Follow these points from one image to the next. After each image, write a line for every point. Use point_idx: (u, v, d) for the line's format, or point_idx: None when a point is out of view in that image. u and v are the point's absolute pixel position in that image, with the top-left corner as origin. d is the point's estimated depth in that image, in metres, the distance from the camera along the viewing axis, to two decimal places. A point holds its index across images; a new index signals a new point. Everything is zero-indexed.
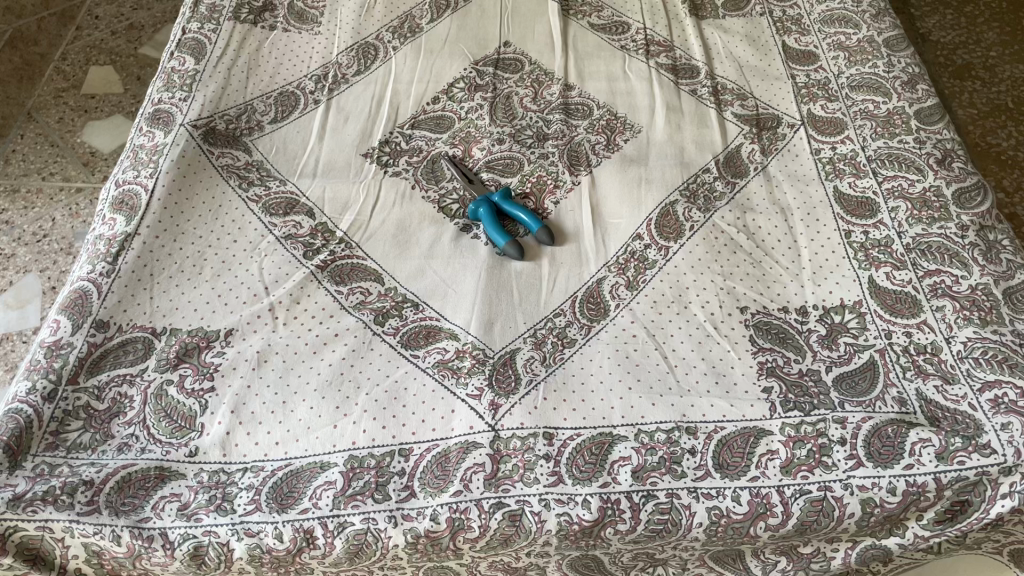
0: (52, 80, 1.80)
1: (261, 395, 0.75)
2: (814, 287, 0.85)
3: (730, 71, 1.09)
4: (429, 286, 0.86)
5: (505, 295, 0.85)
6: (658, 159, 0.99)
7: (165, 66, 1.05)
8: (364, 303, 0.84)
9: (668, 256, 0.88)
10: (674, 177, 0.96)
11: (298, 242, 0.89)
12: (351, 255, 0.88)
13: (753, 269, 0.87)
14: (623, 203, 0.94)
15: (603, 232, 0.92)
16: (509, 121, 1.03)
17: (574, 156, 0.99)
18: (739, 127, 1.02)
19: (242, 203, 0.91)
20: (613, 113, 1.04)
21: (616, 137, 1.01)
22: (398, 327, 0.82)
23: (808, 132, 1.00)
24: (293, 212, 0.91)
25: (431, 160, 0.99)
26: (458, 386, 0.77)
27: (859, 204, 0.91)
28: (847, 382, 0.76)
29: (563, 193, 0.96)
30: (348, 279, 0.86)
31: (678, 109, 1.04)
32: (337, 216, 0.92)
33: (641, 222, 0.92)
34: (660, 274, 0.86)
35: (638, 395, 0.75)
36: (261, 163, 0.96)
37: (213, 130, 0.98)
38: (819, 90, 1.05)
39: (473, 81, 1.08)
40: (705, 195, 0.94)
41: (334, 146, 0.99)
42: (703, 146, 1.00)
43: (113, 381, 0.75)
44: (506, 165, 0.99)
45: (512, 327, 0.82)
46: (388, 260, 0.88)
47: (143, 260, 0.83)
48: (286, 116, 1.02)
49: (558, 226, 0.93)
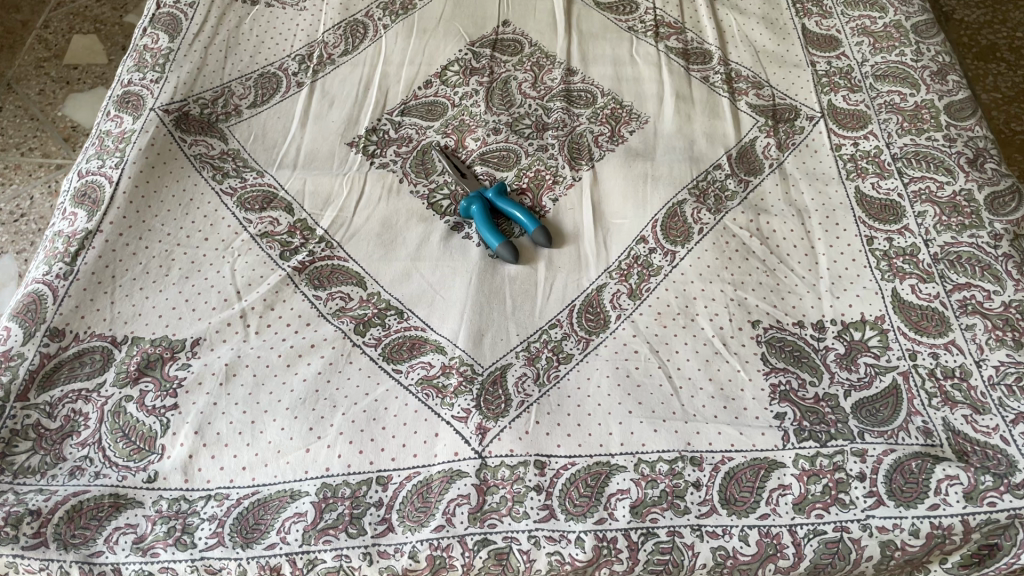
0: (33, 49, 1.72)
1: (228, 413, 0.69)
2: (832, 300, 0.78)
3: (746, 57, 1.01)
4: (415, 291, 0.80)
5: (497, 305, 0.79)
6: (665, 154, 0.92)
7: (137, 44, 0.97)
8: (344, 310, 0.78)
9: (675, 262, 0.81)
10: (683, 174, 0.89)
11: (274, 241, 0.82)
12: (331, 256, 0.82)
13: (766, 279, 0.80)
14: (626, 201, 0.87)
15: (604, 234, 0.85)
16: (506, 109, 0.96)
17: (575, 149, 0.92)
18: (753, 119, 0.95)
19: (215, 196, 0.84)
20: (619, 101, 0.97)
21: (620, 129, 0.94)
22: (380, 338, 0.76)
23: (828, 126, 0.93)
24: (270, 207, 0.85)
25: (421, 151, 0.92)
26: (443, 406, 0.70)
27: (882, 207, 0.85)
28: (867, 409, 0.70)
29: (563, 189, 0.89)
30: (327, 283, 0.80)
31: (688, 98, 0.97)
32: (318, 211, 0.85)
33: (646, 223, 0.85)
34: (665, 282, 0.80)
35: (639, 420, 0.69)
36: (237, 152, 0.89)
37: (186, 115, 0.90)
38: (841, 79, 0.97)
39: (469, 64, 1.00)
40: (716, 194, 0.87)
41: (318, 134, 0.93)
42: (714, 140, 0.93)
43: (66, 397, 0.69)
44: (501, 157, 0.91)
45: (504, 339, 0.76)
46: (371, 262, 0.82)
47: (105, 260, 0.77)
48: (267, 100, 0.95)
49: (556, 226, 0.86)
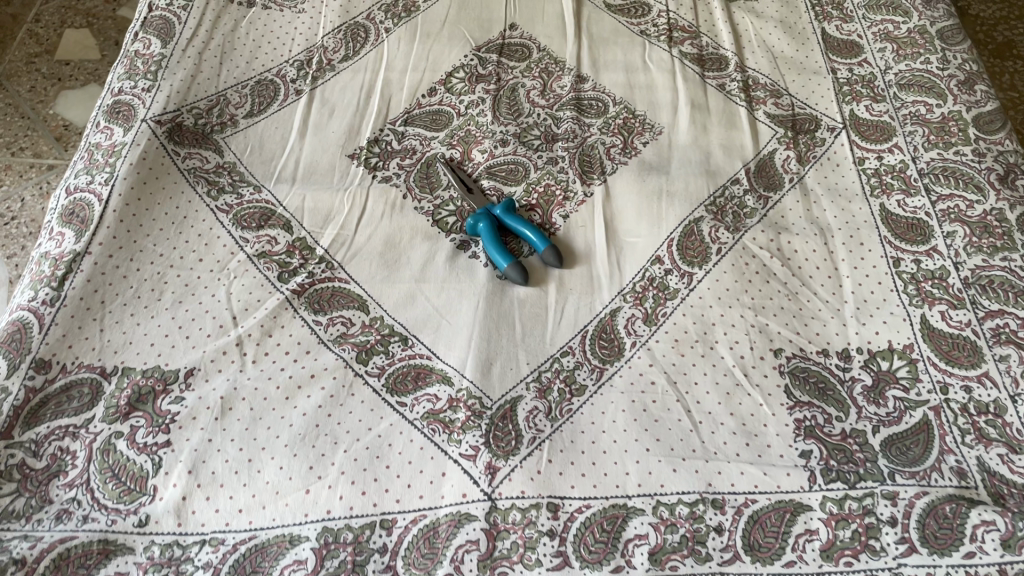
0: (24, 43, 1.67)
1: (224, 451, 0.65)
2: (857, 326, 0.75)
3: (763, 64, 0.97)
4: (420, 316, 0.76)
5: (506, 331, 0.75)
6: (680, 167, 0.88)
7: (128, 50, 0.93)
8: (345, 337, 0.74)
9: (692, 285, 0.78)
10: (699, 189, 0.85)
11: (272, 262, 0.78)
12: (332, 277, 0.78)
13: (788, 303, 0.76)
14: (640, 218, 0.83)
15: (618, 253, 0.81)
16: (513, 118, 0.92)
17: (586, 162, 0.88)
18: (771, 130, 0.91)
19: (210, 214, 0.80)
20: (631, 110, 0.93)
21: (633, 140, 0.90)
22: (384, 367, 0.72)
23: (850, 138, 0.89)
24: (268, 225, 0.81)
25: (426, 164, 0.88)
26: (450, 443, 0.66)
27: (909, 226, 0.81)
28: (897, 447, 0.66)
29: (574, 205, 0.85)
30: (328, 307, 0.76)
31: (703, 107, 0.93)
32: (318, 229, 0.81)
33: (661, 242, 0.81)
34: (682, 307, 0.76)
35: (657, 459, 0.66)
36: (233, 165, 0.85)
37: (180, 127, 0.86)
38: (863, 88, 0.93)
39: (475, 70, 0.96)
40: (734, 211, 0.84)
41: (318, 146, 0.89)
42: (732, 152, 0.89)
43: (53, 434, 0.65)
44: (509, 171, 0.87)
45: (513, 369, 0.72)
46: (374, 284, 0.78)
47: (94, 284, 0.73)
48: (264, 109, 0.91)
49: (567, 245, 0.82)
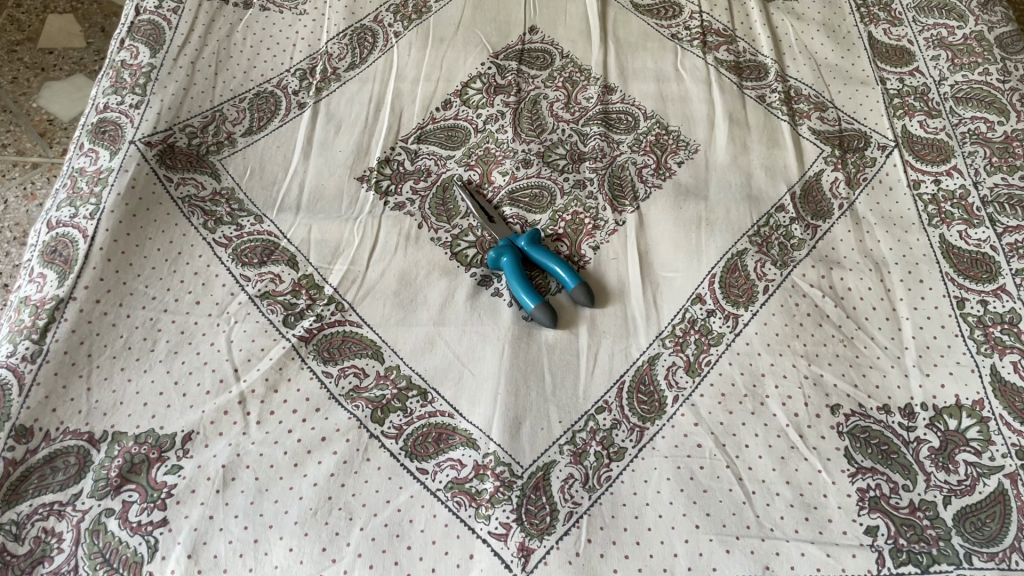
0: (4, 30, 1.57)
1: (227, 530, 0.59)
2: (920, 378, 0.68)
3: (806, 72, 0.90)
4: (440, 365, 0.69)
5: (535, 382, 0.68)
6: (720, 191, 0.80)
7: (113, 59, 0.85)
8: (358, 391, 0.67)
9: (738, 329, 0.71)
10: (741, 217, 0.78)
11: (276, 303, 0.71)
12: (342, 321, 0.71)
13: (843, 350, 0.70)
14: (678, 251, 0.76)
15: (654, 290, 0.74)
16: (536, 135, 0.85)
17: (616, 185, 0.81)
18: (816, 148, 0.84)
19: (206, 249, 0.73)
20: (664, 126, 0.85)
21: (667, 159, 0.83)
22: (402, 427, 0.65)
23: (903, 158, 0.82)
24: (270, 261, 0.74)
25: (441, 187, 0.81)
26: (478, 519, 0.60)
27: (973, 261, 0.75)
28: (972, 522, 0.60)
29: (604, 235, 0.78)
30: (338, 356, 0.69)
31: (742, 122, 0.86)
32: (326, 264, 0.74)
33: (702, 279, 0.74)
34: (728, 355, 0.69)
35: (708, 538, 0.59)
36: (232, 191, 0.78)
37: (172, 148, 0.79)
38: (916, 101, 0.86)
39: (493, 80, 0.89)
40: (780, 242, 0.76)
41: (324, 168, 0.81)
42: (775, 173, 0.82)
43: (36, 513, 0.58)
44: (533, 195, 0.80)
45: (545, 429, 0.65)
46: (388, 328, 0.71)
47: (79, 335, 0.66)
48: (264, 126, 0.83)
49: (598, 281, 0.75)
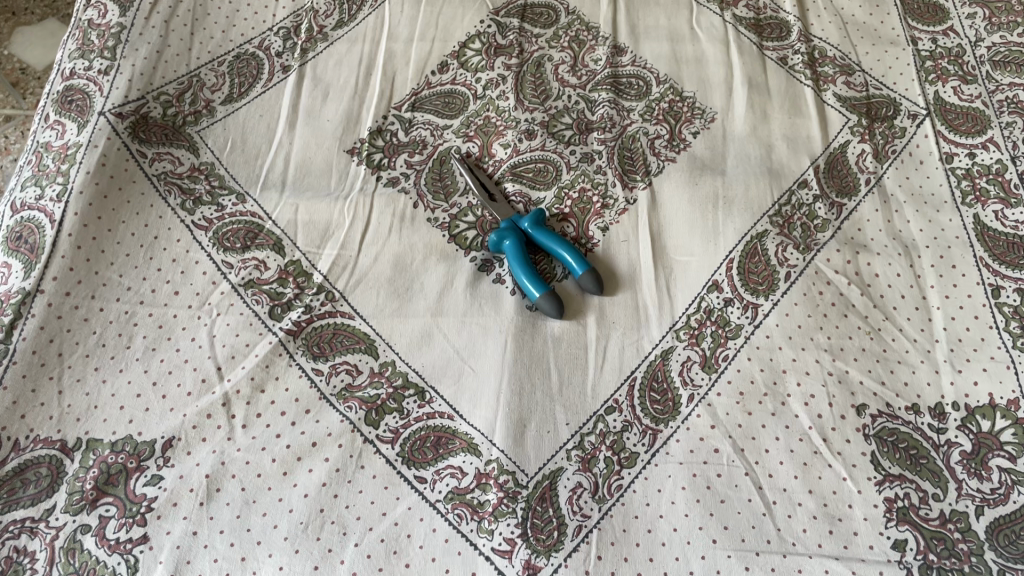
0: None
1: (211, 548, 0.55)
2: (952, 375, 0.64)
3: (831, 31, 0.84)
4: (438, 361, 0.64)
5: (540, 380, 0.64)
6: (738, 165, 0.75)
7: (79, 19, 0.78)
8: (351, 390, 0.63)
9: (757, 320, 0.66)
10: (761, 194, 0.73)
11: (262, 293, 0.66)
12: (333, 312, 0.66)
13: (870, 344, 0.65)
14: (693, 232, 0.71)
15: (667, 276, 0.69)
16: (540, 102, 0.78)
17: (627, 158, 0.75)
18: (841, 117, 0.78)
19: (185, 233, 0.68)
20: (678, 91, 0.79)
21: (681, 129, 0.77)
22: (398, 431, 0.61)
23: (936, 128, 0.77)
24: (254, 245, 0.68)
25: (438, 161, 0.75)
26: (480, 535, 0.56)
27: (1009, 245, 0.70)
28: (1007, 535, 0.57)
29: (614, 214, 0.72)
30: (329, 352, 0.64)
31: (762, 88, 0.80)
32: (314, 249, 0.69)
33: (718, 263, 0.69)
34: (746, 349, 0.65)
35: (727, 554, 0.55)
36: (212, 167, 0.72)
37: (145, 119, 0.73)
38: (950, 65, 0.81)
39: (493, 40, 0.82)
40: (803, 222, 0.71)
41: (311, 140, 0.75)
42: (797, 146, 0.76)
43: (6, 531, 0.54)
44: (537, 170, 0.74)
45: (551, 432, 0.61)
46: (382, 319, 0.66)
47: (48, 332, 0.61)
48: (245, 93, 0.77)
49: (607, 266, 0.70)
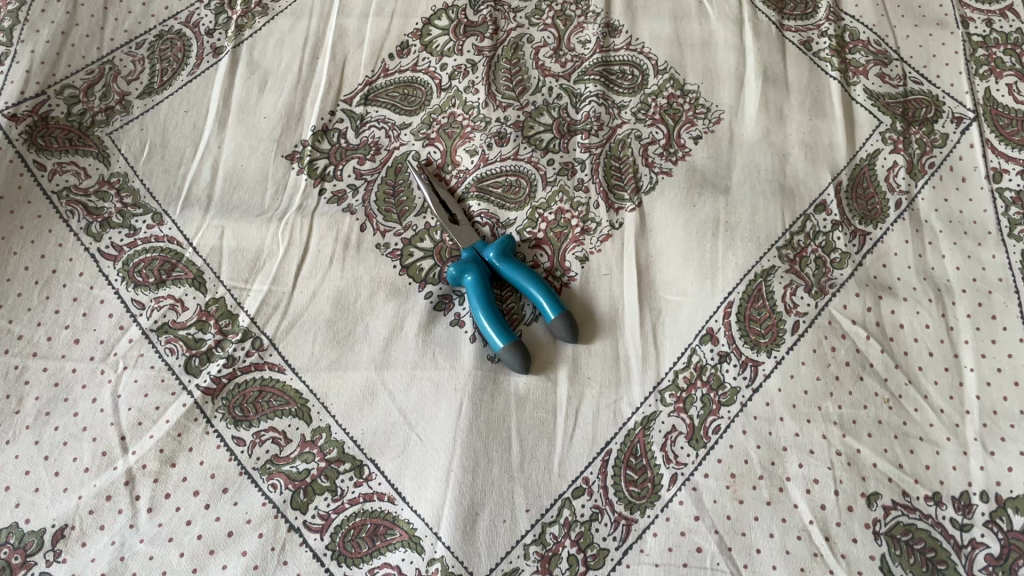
0: None
1: None
2: (983, 458, 0.54)
3: (866, 8, 0.71)
4: (380, 427, 0.55)
5: (498, 453, 0.55)
6: (745, 181, 0.63)
7: None
8: (277, 463, 0.54)
9: (756, 383, 0.56)
10: (771, 218, 0.62)
11: (177, 340, 0.57)
12: (261, 364, 0.57)
13: (888, 416, 0.55)
14: (687, 266, 0.60)
15: (654, 322, 0.59)
16: (515, 96, 0.67)
17: (614, 169, 0.64)
18: (872, 118, 0.66)
19: (89, 264, 0.58)
20: (678, 83, 0.67)
21: (680, 132, 0.65)
22: (329, 516, 0.52)
23: (984, 136, 0.65)
24: (171, 280, 0.59)
25: (393, 170, 0.64)
26: None
27: None
28: None
29: (595, 241, 0.62)
30: (254, 415, 0.55)
31: (780, 80, 0.67)
32: (241, 284, 0.59)
33: (715, 308, 0.59)
34: (742, 420, 0.55)
35: None
36: (124, 179, 0.62)
37: (45, 121, 0.63)
38: (1005, 55, 0.68)
39: (463, 16, 0.71)
40: (818, 257, 0.60)
41: (243, 141, 0.64)
42: (817, 156, 0.64)
43: None
44: (508, 185, 0.63)
45: (507, 522, 0.52)
46: (318, 373, 0.57)
47: None
48: (167, 83, 0.66)
49: (584, 306, 0.60)
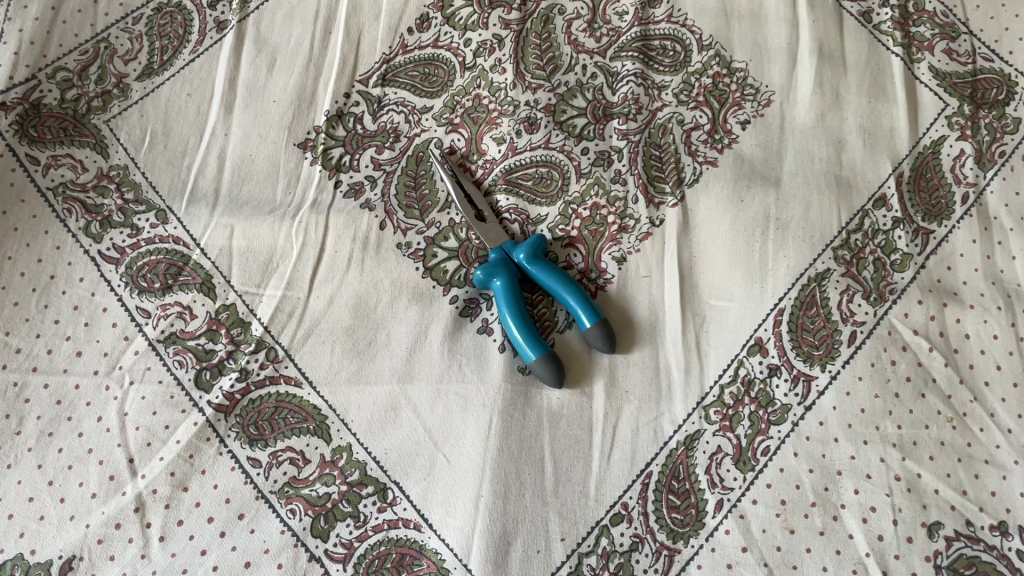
0: None
1: None
2: None
3: None
4: (404, 447, 0.52)
5: (531, 475, 0.51)
6: (797, 172, 0.58)
7: None
8: (295, 486, 0.51)
9: (809, 401, 0.52)
10: (826, 215, 0.57)
11: (186, 352, 0.53)
12: (276, 378, 0.53)
13: (951, 437, 0.51)
14: (733, 268, 0.56)
15: (697, 329, 0.55)
16: (546, 76, 0.61)
17: (654, 159, 0.59)
18: (937, 101, 0.60)
19: (90, 268, 0.54)
20: (725, 61, 0.61)
21: (727, 116, 0.60)
22: (351, 545, 0.49)
23: None
24: (178, 285, 0.54)
25: (414, 159, 0.59)
26: None
27: None
28: None
29: (633, 240, 0.57)
30: (270, 434, 0.52)
31: (836, 58, 0.62)
32: (253, 289, 0.55)
33: (764, 315, 0.54)
34: (793, 441, 0.51)
35: None
36: (124, 171, 0.57)
37: (37, 109, 0.58)
38: None
39: None
40: (876, 259, 0.56)
41: (251, 127, 0.59)
42: (877, 144, 0.59)
43: None
44: (539, 177, 0.58)
45: (541, 552, 0.49)
46: (337, 387, 0.53)
47: None
48: (168, 63, 0.60)
49: (622, 312, 0.56)
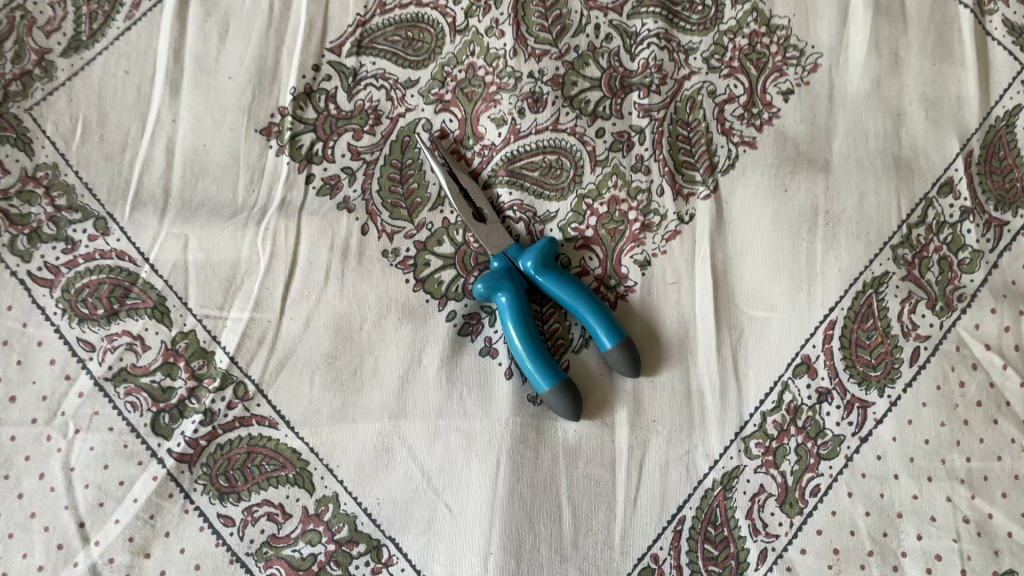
0: None
1: None
2: None
3: None
4: (400, 496, 0.45)
5: (547, 526, 0.44)
6: (850, 153, 0.50)
7: None
8: (274, 546, 0.44)
9: (865, 431, 0.45)
10: (884, 206, 0.49)
11: (140, 391, 0.45)
12: (247, 419, 0.45)
13: None
14: (777, 273, 0.48)
15: (734, 346, 0.47)
16: (552, 39, 0.52)
17: (682, 140, 0.50)
18: (1013, 62, 0.51)
19: (19, 293, 0.46)
20: (764, 16, 0.52)
21: (766, 84, 0.51)
22: None
23: None
24: (125, 310, 0.47)
25: (398, 146, 0.50)
26: None
27: None
28: None
29: (658, 240, 0.48)
30: (243, 486, 0.44)
31: (895, 10, 0.52)
32: (215, 312, 0.47)
33: (813, 329, 0.47)
34: (846, 478, 0.45)
35: None
36: (53, 172, 0.48)
37: None
38: None
39: None
40: (942, 259, 0.48)
41: (203, 111, 0.50)
42: (943, 116, 0.50)
43: None
44: (547, 166, 0.50)
45: None
46: (319, 427, 0.45)
47: None
48: (98, 32, 0.50)
49: (647, 325, 0.48)
